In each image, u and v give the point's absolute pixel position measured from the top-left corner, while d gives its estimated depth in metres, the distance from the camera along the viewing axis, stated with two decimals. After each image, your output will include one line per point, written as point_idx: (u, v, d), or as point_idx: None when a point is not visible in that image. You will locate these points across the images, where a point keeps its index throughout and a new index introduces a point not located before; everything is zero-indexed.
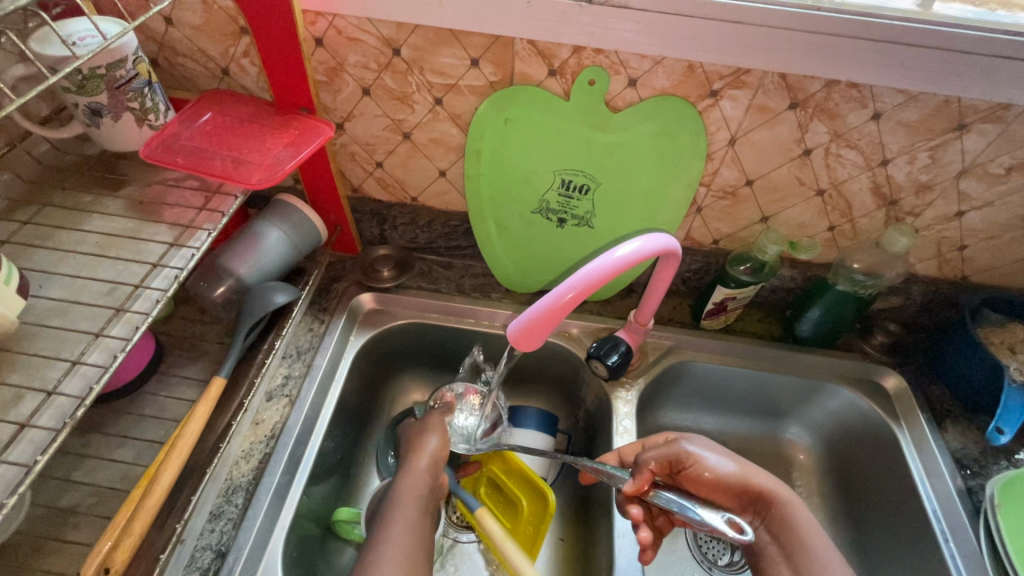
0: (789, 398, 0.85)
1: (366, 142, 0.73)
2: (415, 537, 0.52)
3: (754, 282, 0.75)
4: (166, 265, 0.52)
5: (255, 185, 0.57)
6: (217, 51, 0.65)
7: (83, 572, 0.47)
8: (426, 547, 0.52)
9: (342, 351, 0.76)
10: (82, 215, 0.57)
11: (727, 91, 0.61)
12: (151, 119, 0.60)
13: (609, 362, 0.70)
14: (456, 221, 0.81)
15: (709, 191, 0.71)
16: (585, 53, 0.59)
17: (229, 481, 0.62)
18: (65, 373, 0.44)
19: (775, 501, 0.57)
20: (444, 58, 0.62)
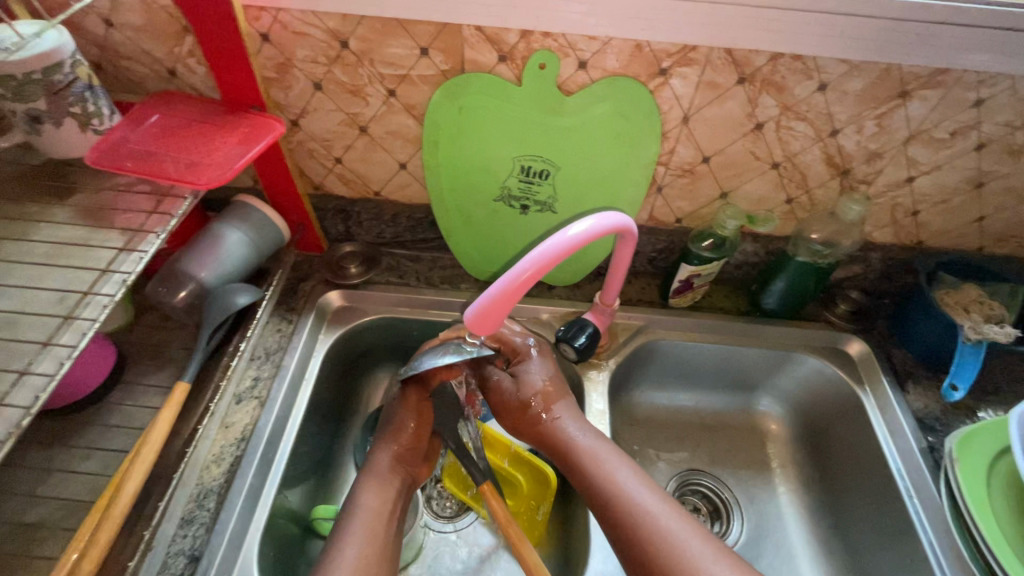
0: (760, 370, 0.86)
1: (322, 138, 0.73)
2: (374, 541, 0.55)
3: (716, 258, 0.76)
4: (116, 270, 0.51)
5: (206, 185, 0.56)
6: (162, 51, 0.64)
7: None
8: (382, 545, 0.55)
9: (311, 350, 0.75)
10: (29, 226, 0.56)
11: (676, 69, 0.61)
12: (95, 124, 0.58)
13: (576, 344, 0.70)
14: (420, 214, 0.81)
15: (668, 170, 0.72)
16: (533, 37, 0.59)
17: (200, 486, 0.61)
18: (13, 384, 0.43)
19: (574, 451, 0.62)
20: (393, 49, 0.62)
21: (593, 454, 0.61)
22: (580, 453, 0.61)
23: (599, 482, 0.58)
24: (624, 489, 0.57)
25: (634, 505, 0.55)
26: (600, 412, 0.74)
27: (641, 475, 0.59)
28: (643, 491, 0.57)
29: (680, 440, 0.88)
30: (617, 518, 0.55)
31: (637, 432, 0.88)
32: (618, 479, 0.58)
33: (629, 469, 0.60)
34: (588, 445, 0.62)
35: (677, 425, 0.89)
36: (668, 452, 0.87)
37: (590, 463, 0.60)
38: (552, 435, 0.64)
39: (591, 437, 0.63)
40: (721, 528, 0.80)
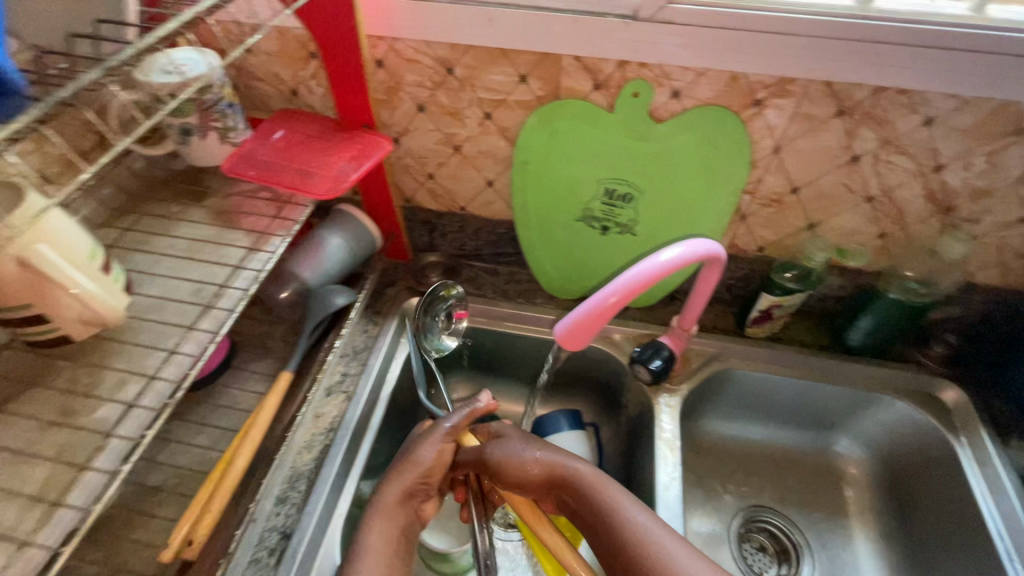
0: (839, 410, 0.83)
1: (418, 154, 0.78)
2: None
3: (799, 289, 0.74)
4: (246, 267, 0.58)
5: (322, 196, 0.62)
6: (289, 74, 0.72)
7: (170, 541, 0.53)
8: None
9: (394, 351, 0.80)
10: (171, 223, 0.64)
11: (772, 100, 0.62)
12: (232, 136, 0.66)
13: (653, 366, 0.70)
14: (502, 229, 0.85)
15: (754, 199, 0.72)
16: (630, 67, 0.62)
17: (293, 469, 0.66)
18: (163, 360, 0.49)
19: (567, 475, 0.58)
20: (495, 76, 0.66)
21: (594, 483, 0.57)
22: (581, 484, 0.57)
23: (603, 514, 0.55)
24: (630, 523, 0.53)
25: (640, 538, 0.52)
26: (670, 438, 0.73)
27: (644, 506, 0.55)
28: (650, 521, 0.53)
29: (748, 474, 0.85)
30: (622, 553, 0.52)
31: (703, 462, 0.86)
32: (622, 509, 0.54)
33: (630, 497, 0.56)
34: (589, 473, 0.58)
35: (746, 458, 0.86)
36: (734, 485, 0.85)
37: (592, 494, 0.56)
38: (547, 470, 0.59)
39: (590, 465, 0.59)
40: (788, 570, 0.78)
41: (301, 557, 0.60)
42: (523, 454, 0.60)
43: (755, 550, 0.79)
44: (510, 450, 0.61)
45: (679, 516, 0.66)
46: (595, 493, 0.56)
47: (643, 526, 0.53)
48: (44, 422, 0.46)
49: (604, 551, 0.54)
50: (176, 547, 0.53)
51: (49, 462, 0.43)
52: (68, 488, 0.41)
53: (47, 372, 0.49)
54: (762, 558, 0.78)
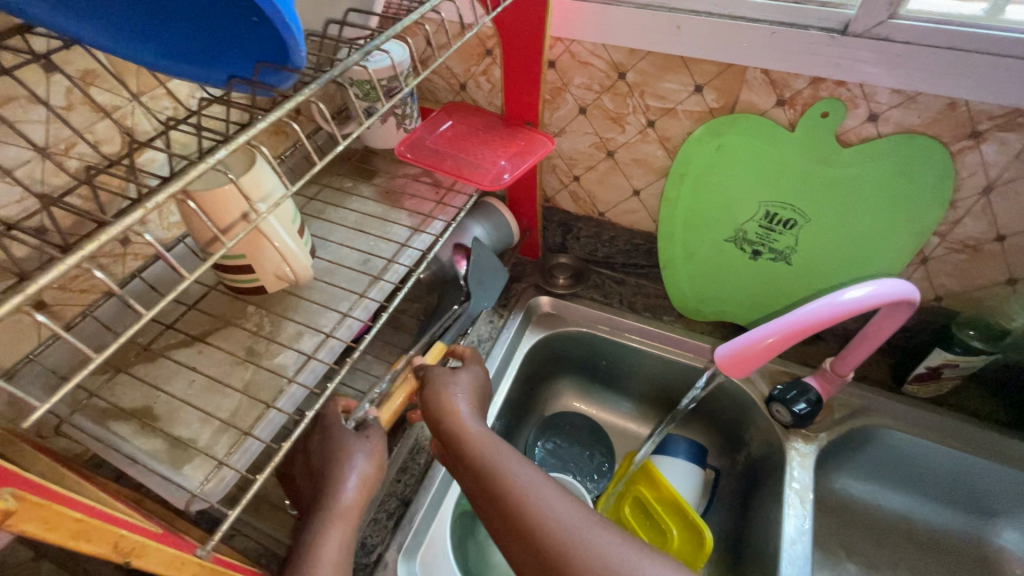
0: (1007, 497, 0.71)
1: (569, 156, 0.78)
2: None
3: (987, 351, 0.65)
4: (410, 246, 0.62)
5: (484, 186, 0.65)
6: (462, 68, 0.75)
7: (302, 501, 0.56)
8: None
9: (516, 345, 0.82)
10: (345, 197, 0.70)
11: (994, 133, 0.54)
12: (406, 123, 0.71)
13: (794, 409, 0.66)
14: (640, 240, 0.83)
15: (943, 243, 0.64)
16: (825, 85, 0.57)
17: (416, 441, 0.70)
18: (337, 321, 0.54)
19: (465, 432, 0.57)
20: (668, 84, 0.64)
21: (481, 438, 0.57)
22: (472, 442, 0.56)
23: (484, 464, 0.55)
24: (508, 474, 0.53)
25: (520, 491, 0.51)
26: (802, 489, 0.67)
27: (524, 461, 0.55)
28: (527, 473, 0.54)
29: (879, 546, 0.76)
30: (501, 502, 0.52)
31: (824, 521, 0.78)
32: (503, 464, 0.54)
33: (510, 453, 0.56)
34: (477, 430, 0.58)
35: (876, 526, 0.77)
36: (860, 553, 0.76)
37: (477, 448, 0.56)
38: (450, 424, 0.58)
39: (479, 424, 0.59)
40: None
41: (417, 527, 0.63)
42: (453, 397, 0.60)
43: None
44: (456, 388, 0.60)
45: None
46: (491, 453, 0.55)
47: (526, 480, 0.53)
48: (235, 358, 0.52)
49: (484, 500, 0.53)
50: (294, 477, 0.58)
51: (238, 393, 0.49)
52: (255, 421, 0.47)
53: (240, 315, 0.56)
54: None
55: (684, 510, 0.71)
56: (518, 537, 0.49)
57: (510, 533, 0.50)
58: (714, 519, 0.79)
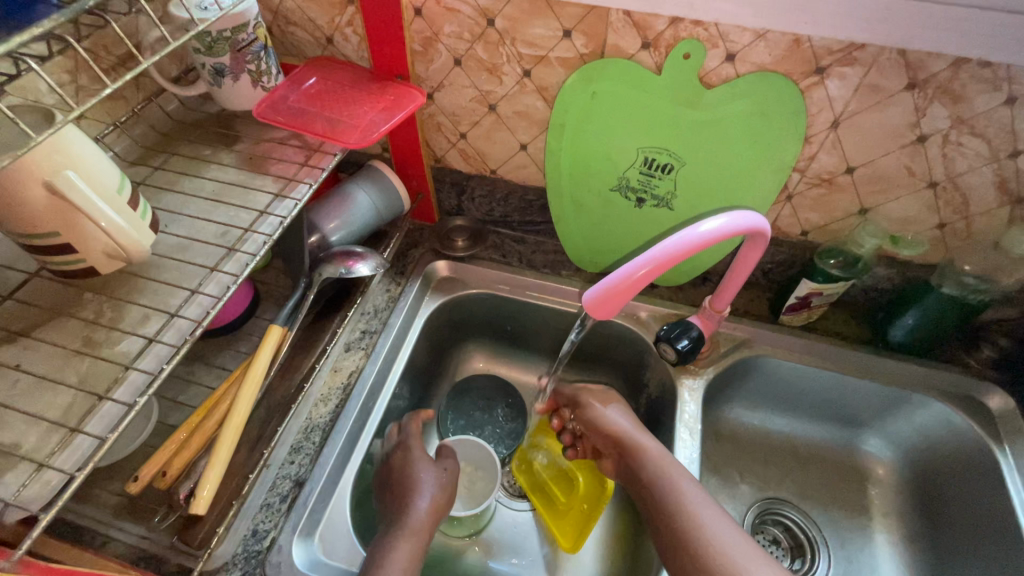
0: (871, 408, 0.79)
1: (452, 112, 0.75)
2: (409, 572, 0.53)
3: (845, 277, 0.70)
4: (272, 213, 0.57)
5: (352, 145, 0.61)
6: (324, 19, 0.69)
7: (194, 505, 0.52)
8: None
9: (415, 312, 0.79)
10: (201, 165, 0.63)
11: (836, 69, 0.57)
12: (264, 81, 0.65)
13: (678, 346, 0.70)
14: (533, 196, 0.82)
15: (803, 178, 0.67)
16: (683, 25, 0.58)
17: (308, 421, 0.66)
18: (185, 300, 0.49)
19: (631, 445, 0.65)
20: (537, 29, 0.62)
21: (658, 458, 0.62)
22: (645, 454, 0.63)
23: (657, 479, 0.61)
24: (682, 490, 0.59)
25: (689, 511, 0.56)
26: (691, 420, 0.71)
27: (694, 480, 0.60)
28: (699, 495, 0.58)
29: (767, 466, 0.83)
30: (671, 516, 0.57)
31: (720, 450, 0.83)
32: (676, 483, 0.60)
33: (684, 471, 0.61)
34: (653, 448, 0.64)
35: (766, 448, 0.84)
36: (753, 475, 0.82)
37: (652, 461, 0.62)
38: (618, 438, 0.67)
39: (656, 443, 0.65)
40: (802, 566, 0.75)
41: (312, 506, 0.60)
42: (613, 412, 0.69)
43: (768, 542, 0.77)
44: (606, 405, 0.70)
45: None
46: (657, 468, 0.61)
47: (696, 504, 0.57)
48: (67, 351, 0.46)
49: (654, 516, 0.59)
50: (146, 478, 0.54)
51: (71, 388, 0.43)
52: (87, 415, 0.42)
53: (75, 303, 0.49)
54: (774, 551, 0.76)
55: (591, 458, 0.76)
56: (682, 552, 0.54)
57: (677, 548, 0.55)
58: None
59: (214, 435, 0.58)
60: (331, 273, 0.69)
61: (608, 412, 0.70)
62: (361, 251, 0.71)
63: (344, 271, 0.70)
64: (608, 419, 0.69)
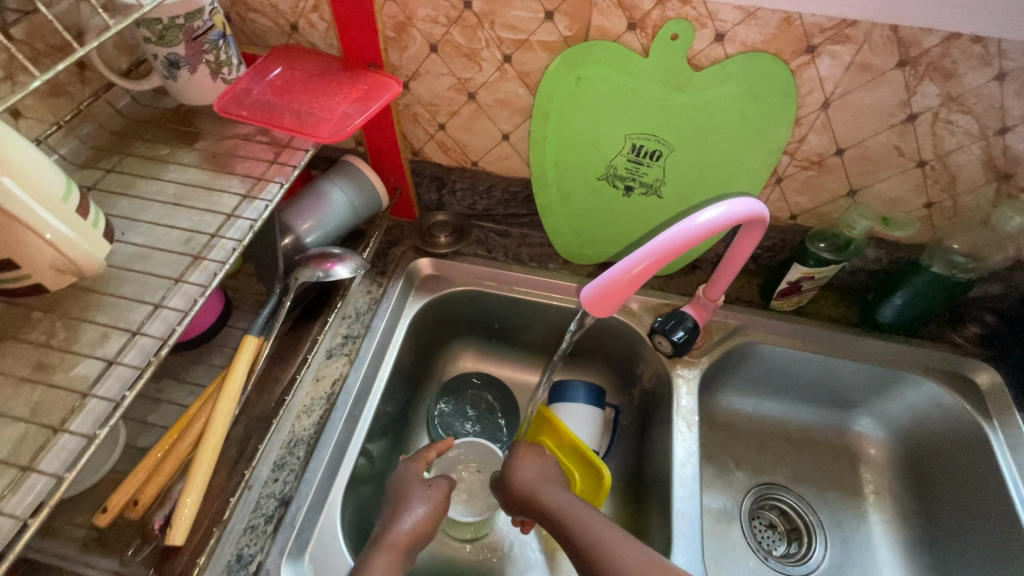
0: (861, 389, 0.79)
1: (429, 102, 0.71)
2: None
3: (836, 260, 0.70)
4: (240, 216, 0.53)
5: (324, 140, 0.56)
6: (288, 5, 0.64)
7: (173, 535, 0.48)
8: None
9: (399, 314, 0.76)
10: (159, 166, 0.58)
11: (827, 47, 0.55)
12: (225, 73, 0.60)
13: (674, 338, 0.68)
14: (516, 188, 0.79)
15: (793, 161, 0.66)
16: (671, 5, 0.55)
17: (292, 434, 0.63)
18: (148, 316, 0.45)
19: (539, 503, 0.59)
20: (517, 12, 0.59)
21: (565, 509, 0.56)
22: (552, 510, 0.57)
23: (571, 533, 0.54)
24: (603, 545, 0.51)
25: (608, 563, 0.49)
26: (688, 412, 0.70)
27: (614, 528, 0.52)
28: (625, 546, 0.50)
29: (761, 451, 0.82)
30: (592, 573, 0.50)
31: (715, 438, 0.83)
32: (585, 533, 0.53)
33: (603, 523, 0.54)
34: (557, 503, 0.58)
35: (759, 434, 0.84)
36: (748, 461, 0.82)
37: (563, 524, 0.55)
38: (526, 496, 0.61)
39: (564, 495, 0.59)
40: (798, 549, 0.76)
41: (300, 526, 0.57)
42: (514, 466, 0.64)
43: (765, 527, 0.77)
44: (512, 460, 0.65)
45: (696, 492, 0.63)
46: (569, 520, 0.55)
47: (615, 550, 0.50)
48: (16, 378, 0.41)
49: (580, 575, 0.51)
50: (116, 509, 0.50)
51: (22, 421, 0.39)
52: (41, 451, 0.38)
53: (22, 323, 0.45)
54: (771, 535, 0.76)
55: (588, 459, 0.71)
56: None
57: None
58: (617, 454, 0.81)
59: (190, 457, 0.54)
60: (307, 278, 0.66)
61: (512, 469, 0.64)
62: (339, 253, 0.68)
63: (321, 276, 0.66)
64: (510, 476, 0.63)
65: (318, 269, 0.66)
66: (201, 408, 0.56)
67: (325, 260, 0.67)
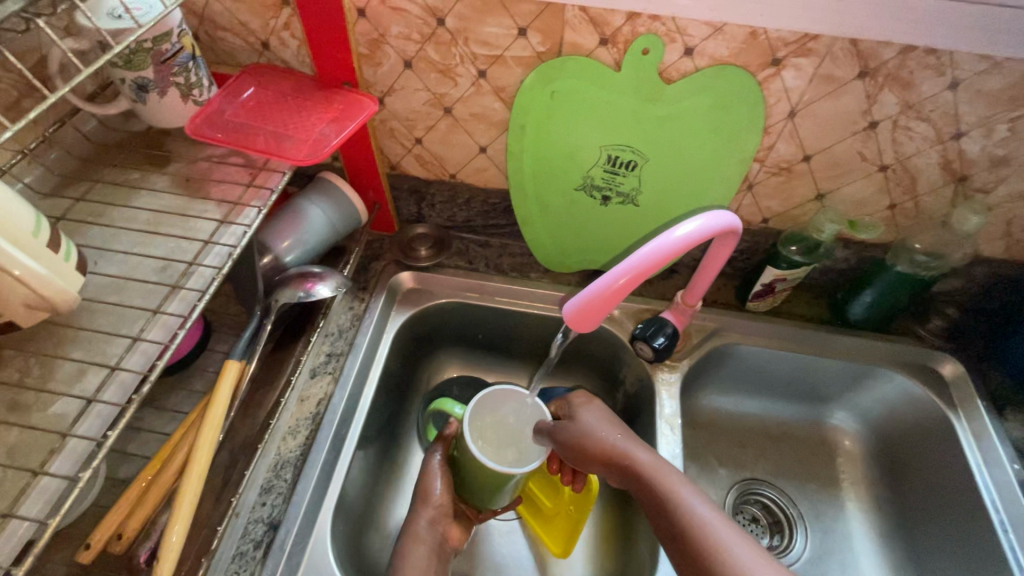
0: (836, 383, 0.82)
1: (405, 117, 0.71)
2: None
3: (806, 262, 0.72)
4: (217, 242, 0.52)
5: (301, 161, 0.56)
6: (258, 23, 0.63)
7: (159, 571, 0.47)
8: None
9: (382, 329, 0.76)
10: (131, 192, 0.57)
11: (791, 60, 0.57)
12: (196, 94, 0.59)
13: (654, 344, 0.70)
14: (495, 199, 0.80)
15: (763, 167, 0.68)
16: (640, 21, 0.56)
17: (278, 457, 0.62)
18: (126, 349, 0.44)
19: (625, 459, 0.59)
20: (490, 28, 0.60)
21: (653, 470, 0.57)
22: (642, 467, 0.57)
23: (664, 492, 0.54)
24: (696, 513, 0.51)
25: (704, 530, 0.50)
26: (671, 415, 0.72)
27: (698, 492, 0.54)
28: (712, 514, 0.51)
29: (743, 448, 0.84)
30: (683, 537, 0.50)
31: (698, 437, 0.85)
32: (678, 495, 0.54)
33: (691, 488, 0.55)
34: (647, 461, 0.58)
35: (740, 431, 0.86)
36: (730, 458, 0.84)
37: (650, 478, 0.56)
38: (608, 452, 0.60)
39: (647, 454, 0.59)
40: (781, 540, 0.77)
41: (290, 550, 0.56)
42: (588, 424, 0.62)
43: (749, 521, 0.78)
44: (585, 416, 0.63)
45: None
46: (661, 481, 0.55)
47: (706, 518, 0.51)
48: None
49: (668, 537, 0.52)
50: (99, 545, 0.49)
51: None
52: (20, 496, 0.37)
53: None
54: (756, 527, 0.78)
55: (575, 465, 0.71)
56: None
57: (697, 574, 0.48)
58: None
59: (174, 487, 0.53)
60: (287, 300, 0.65)
61: (590, 421, 0.62)
62: (319, 272, 0.67)
63: (303, 297, 0.65)
64: (583, 429, 0.62)
65: (300, 290, 0.65)
66: (183, 436, 0.55)
67: (306, 280, 0.66)
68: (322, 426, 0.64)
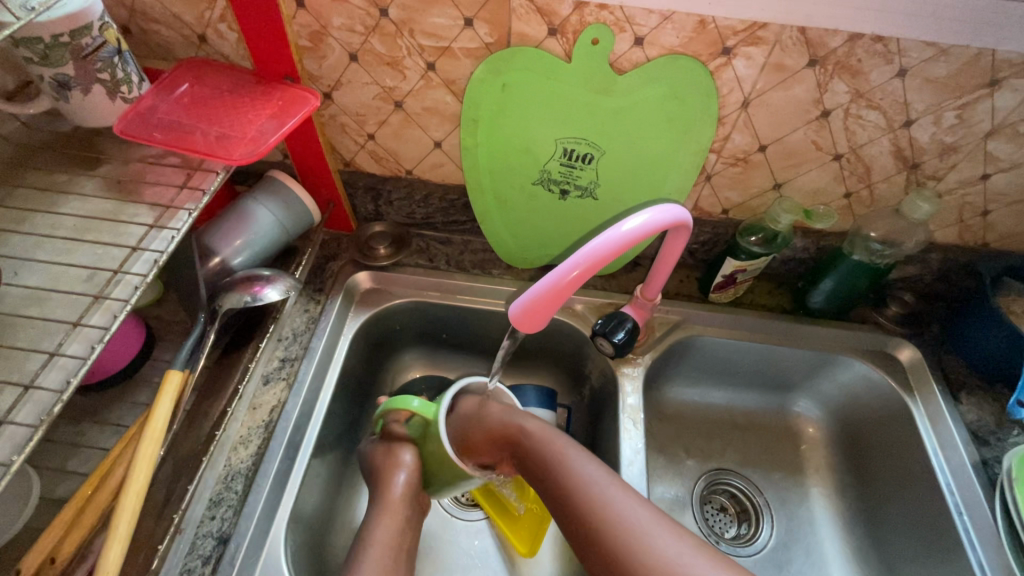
0: (798, 371, 0.82)
1: (355, 112, 0.69)
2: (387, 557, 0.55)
3: (765, 254, 0.72)
4: (146, 249, 0.49)
5: (238, 161, 0.54)
6: (193, 15, 0.60)
7: None
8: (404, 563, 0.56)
9: (339, 331, 0.74)
10: (57, 196, 0.54)
11: (742, 49, 0.56)
12: (124, 91, 0.56)
13: (615, 339, 0.69)
14: (453, 195, 0.78)
15: (719, 158, 0.67)
16: (588, 10, 0.55)
17: (228, 468, 0.60)
18: (42, 366, 0.41)
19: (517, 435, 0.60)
20: (436, 19, 0.57)
21: (541, 440, 0.59)
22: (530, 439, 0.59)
23: (551, 461, 0.57)
24: (580, 475, 0.54)
25: (584, 491, 0.52)
26: (633, 410, 0.71)
27: (587, 457, 0.56)
28: (598, 475, 0.54)
29: (710, 438, 0.85)
30: (569, 500, 0.53)
31: (665, 428, 0.85)
32: (564, 460, 0.56)
33: (579, 451, 0.57)
34: (537, 430, 0.60)
35: (705, 421, 0.86)
36: (697, 449, 0.84)
37: (539, 449, 0.58)
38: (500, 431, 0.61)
39: (539, 424, 0.61)
40: (747, 530, 0.78)
41: (240, 566, 0.54)
42: (484, 405, 0.64)
43: (717, 511, 0.79)
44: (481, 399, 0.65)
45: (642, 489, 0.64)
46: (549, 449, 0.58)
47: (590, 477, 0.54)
48: None
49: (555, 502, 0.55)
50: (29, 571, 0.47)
51: None
52: None
53: None
54: (722, 519, 0.78)
55: None
56: (584, 533, 0.50)
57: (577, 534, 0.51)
58: None
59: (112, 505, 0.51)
60: (235, 305, 0.63)
61: (485, 403, 0.64)
62: (268, 275, 0.65)
63: (251, 301, 0.63)
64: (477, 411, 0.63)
65: (248, 294, 0.63)
66: (123, 451, 0.53)
67: (255, 284, 0.64)
68: (276, 432, 0.63)
